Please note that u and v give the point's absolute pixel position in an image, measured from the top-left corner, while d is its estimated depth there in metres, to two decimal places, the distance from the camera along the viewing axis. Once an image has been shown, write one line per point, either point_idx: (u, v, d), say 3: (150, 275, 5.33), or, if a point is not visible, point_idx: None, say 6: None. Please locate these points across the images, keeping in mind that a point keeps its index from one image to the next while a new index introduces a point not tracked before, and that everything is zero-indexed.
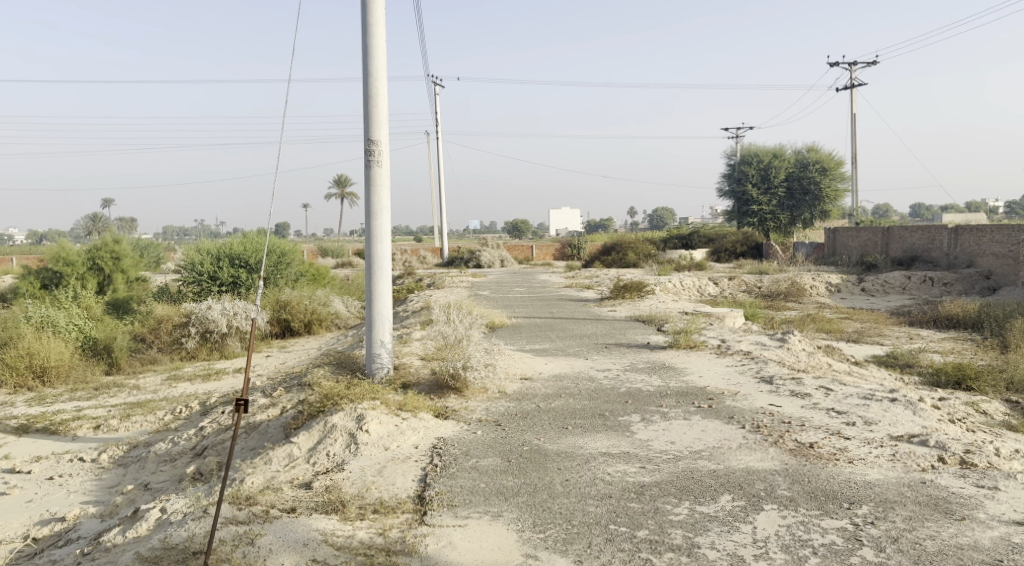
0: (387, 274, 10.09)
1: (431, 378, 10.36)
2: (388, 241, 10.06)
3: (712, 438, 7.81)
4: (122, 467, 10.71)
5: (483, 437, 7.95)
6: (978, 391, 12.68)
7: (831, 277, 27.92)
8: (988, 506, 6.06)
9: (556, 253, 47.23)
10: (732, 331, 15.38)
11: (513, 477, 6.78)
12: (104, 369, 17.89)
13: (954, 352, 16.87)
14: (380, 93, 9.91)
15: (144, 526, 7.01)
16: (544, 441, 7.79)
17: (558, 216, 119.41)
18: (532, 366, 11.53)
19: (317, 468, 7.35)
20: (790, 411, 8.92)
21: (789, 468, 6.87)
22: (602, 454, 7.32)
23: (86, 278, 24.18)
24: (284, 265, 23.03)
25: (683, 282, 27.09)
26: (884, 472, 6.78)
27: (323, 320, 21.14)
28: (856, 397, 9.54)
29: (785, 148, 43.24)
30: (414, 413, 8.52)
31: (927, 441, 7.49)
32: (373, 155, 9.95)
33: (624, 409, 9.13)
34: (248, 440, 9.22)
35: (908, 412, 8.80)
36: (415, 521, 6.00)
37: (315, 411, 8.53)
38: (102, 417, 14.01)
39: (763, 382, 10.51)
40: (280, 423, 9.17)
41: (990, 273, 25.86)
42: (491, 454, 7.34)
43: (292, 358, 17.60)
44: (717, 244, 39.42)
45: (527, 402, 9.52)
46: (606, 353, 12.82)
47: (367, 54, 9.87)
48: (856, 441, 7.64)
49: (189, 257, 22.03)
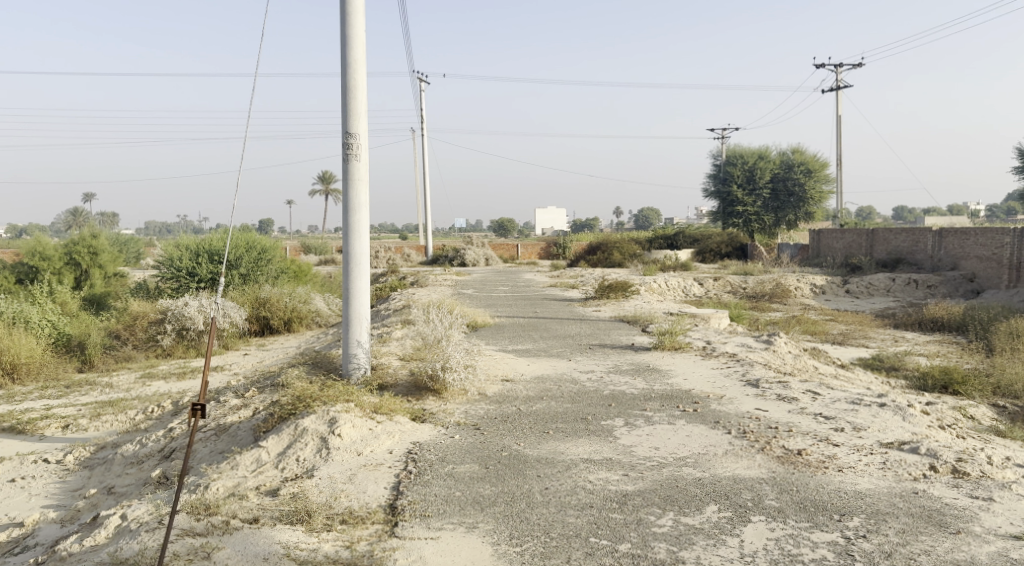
0: (365, 272, 9.79)
1: (408, 379, 10.05)
2: (365, 239, 9.76)
3: (698, 444, 7.56)
4: (87, 469, 10.36)
5: (460, 442, 7.65)
6: (965, 396, 12.53)
7: (816, 278, 27.82)
8: (983, 518, 5.82)
9: (541, 253, 47.02)
10: (717, 333, 15.13)
11: (490, 485, 6.49)
12: (77, 367, 17.45)
13: (940, 356, 16.73)
14: (359, 85, 9.60)
15: (102, 535, 6.69)
16: (525, 446, 7.51)
17: (544, 216, 120.02)
18: (513, 368, 11.24)
19: (285, 474, 7.03)
20: (777, 416, 8.68)
21: (777, 477, 6.61)
22: (584, 461, 7.04)
23: (62, 273, 23.73)
24: (265, 262, 22.62)
25: (668, 282, 26.93)
26: (876, 481, 6.54)
27: (303, 318, 20.82)
28: (844, 402, 9.32)
29: (769, 150, 43.15)
30: (390, 416, 8.22)
31: (917, 448, 7.27)
32: (351, 148, 9.62)
33: (607, 412, 8.87)
34: (217, 443, 8.89)
35: (898, 418, 8.58)
36: (385, 533, 5.69)
37: (285, 414, 8.20)
38: (71, 416, 13.60)
39: (749, 385, 10.28)
40: (250, 425, 8.84)
41: (974, 276, 25.88)
42: (468, 460, 7.04)
43: (271, 356, 17.30)
44: (703, 245, 39.30)
45: (507, 405, 9.23)
46: (590, 355, 12.55)
47: (345, 44, 9.56)
48: (844, 448, 7.41)
49: (168, 252, 21.58)
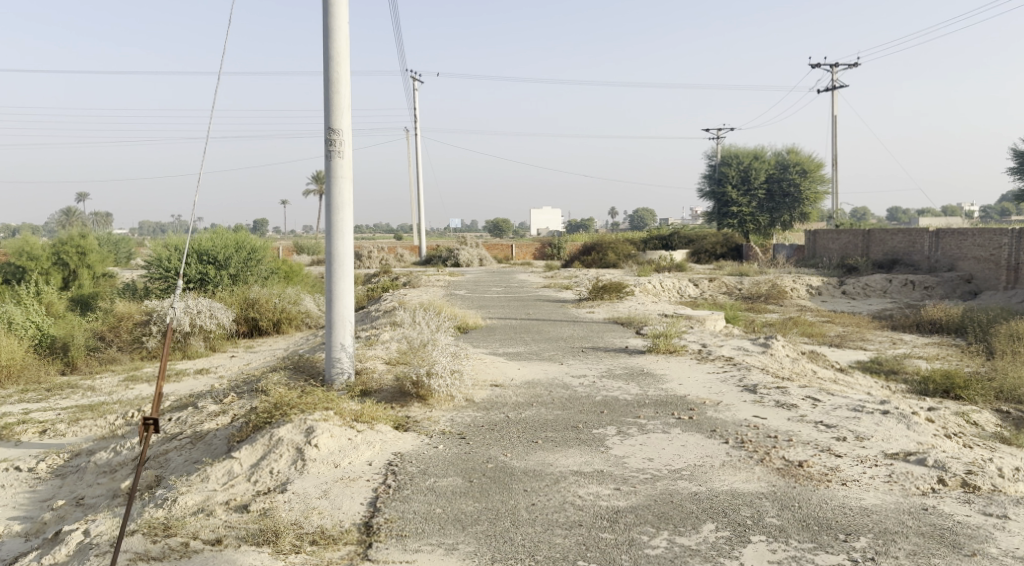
0: (349, 273, 9.41)
1: (393, 384, 9.67)
2: (349, 239, 9.36)
3: (693, 455, 7.18)
4: (59, 478, 9.95)
5: (444, 452, 7.27)
6: (968, 401, 12.19)
7: (812, 280, 27.47)
8: (1000, 539, 5.46)
9: (536, 253, 46.61)
10: (713, 335, 14.79)
11: (473, 500, 6.12)
12: (60, 369, 17.03)
13: (940, 359, 16.39)
14: (343, 79, 9.21)
15: (62, 552, 6.31)
16: (512, 457, 7.14)
17: (541, 216, 119.67)
18: (503, 372, 10.86)
19: (257, 489, 6.68)
20: (776, 424, 8.31)
21: (778, 491, 6.25)
22: (574, 473, 6.66)
23: (50, 273, 23.29)
24: (254, 262, 22.19)
25: (663, 282, 26.57)
26: (882, 496, 6.18)
27: (293, 320, 20.40)
28: (845, 409, 8.95)
29: (765, 150, 42.78)
30: (371, 425, 7.83)
31: (925, 460, 6.92)
32: (334, 144, 9.24)
33: (599, 420, 8.48)
34: (192, 452, 8.50)
35: (902, 426, 8.23)
36: (357, 556, 5.35)
37: (260, 422, 7.80)
38: (49, 421, 13.18)
39: (746, 391, 9.91)
40: (227, 434, 8.46)
41: (970, 277, 25.61)
42: (451, 474, 6.65)
43: (257, 359, 16.92)
44: (698, 245, 39.00)
45: (495, 412, 8.84)
46: (583, 358, 12.17)
47: (327, 34, 9.18)
48: (848, 459, 7.05)
49: (157, 252, 21.18)
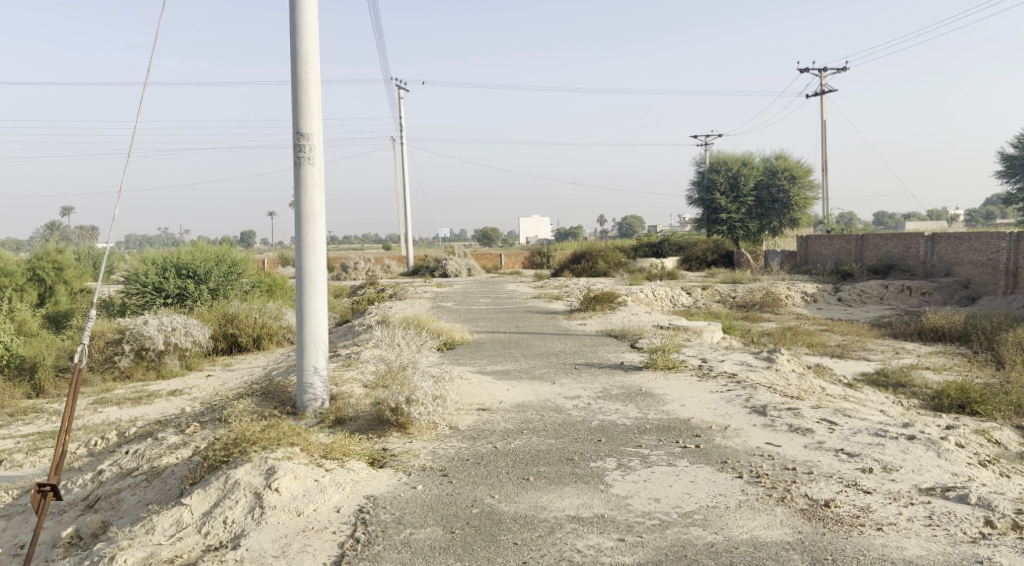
0: (322, 291, 8.57)
1: (371, 411, 8.80)
2: (321, 253, 8.51)
3: (705, 494, 6.35)
4: (5, 519, 9.04)
5: (422, 495, 6.40)
6: (985, 416, 11.36)
7: (807, 286, 26.74)
8: None
9: (524, 262, 45.68)
10: (713, 348, 13.96)
11: (454, 561, 5.35)
12: (26, 392, 16.01)
13: (948, 369, 15.60)
14: (311, 80, 8.38)
15: None
16: (500, 500, 6.29)
17: (529, 224, 119.08)
18: (491, 395, 9.98)
19: (208, 543, 5.88)
20: (793, 453, 7.50)
21: (806, 541, 5.47)
22: (571, 520, 5.84)
23: (25, 290, 22.29)
24: (236, 275, 21.25)
25: (656, 291, 25.76)
26: (925, 545, 5.42)
27: (274, 335, 19.46)
28: (866, 434, 8.12)
29: (754, 156, 42.12)
30: (342, 462, 6.96)
31: (967, 497, 6.10)
32: (304, 151, 8.39)
33: (597, 451, 7.64)
34: (145, 492, 7.64)
35: (933, 454, 7.41)
36: None
37: (215, 462, 6.90)
38: (6, 451, 12.21)
39: (754, 413, 9.07)
40: (182, 472, 7.57)
41: (968, 282, 24.91)
42: (430, 522, 5.84)
43: (234, 379, 16.00)
44: (688, 253, 38.32)
45: (482, 442, 7.98)
46: (576, 376, 11.32)
47: (294, 34, 8.35)
48: (879, 497, 6.24)
49: (133, 266, 20.24)
